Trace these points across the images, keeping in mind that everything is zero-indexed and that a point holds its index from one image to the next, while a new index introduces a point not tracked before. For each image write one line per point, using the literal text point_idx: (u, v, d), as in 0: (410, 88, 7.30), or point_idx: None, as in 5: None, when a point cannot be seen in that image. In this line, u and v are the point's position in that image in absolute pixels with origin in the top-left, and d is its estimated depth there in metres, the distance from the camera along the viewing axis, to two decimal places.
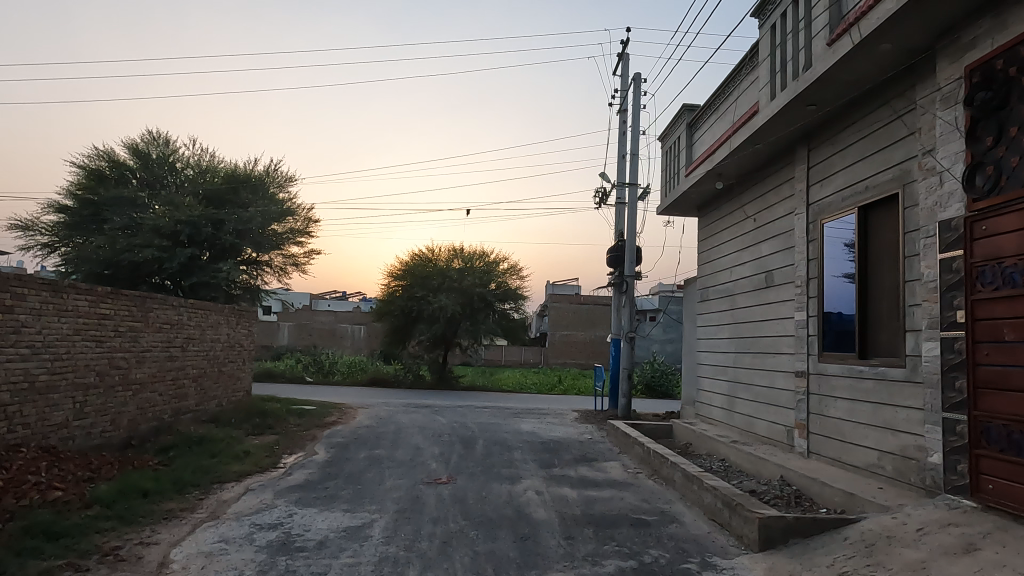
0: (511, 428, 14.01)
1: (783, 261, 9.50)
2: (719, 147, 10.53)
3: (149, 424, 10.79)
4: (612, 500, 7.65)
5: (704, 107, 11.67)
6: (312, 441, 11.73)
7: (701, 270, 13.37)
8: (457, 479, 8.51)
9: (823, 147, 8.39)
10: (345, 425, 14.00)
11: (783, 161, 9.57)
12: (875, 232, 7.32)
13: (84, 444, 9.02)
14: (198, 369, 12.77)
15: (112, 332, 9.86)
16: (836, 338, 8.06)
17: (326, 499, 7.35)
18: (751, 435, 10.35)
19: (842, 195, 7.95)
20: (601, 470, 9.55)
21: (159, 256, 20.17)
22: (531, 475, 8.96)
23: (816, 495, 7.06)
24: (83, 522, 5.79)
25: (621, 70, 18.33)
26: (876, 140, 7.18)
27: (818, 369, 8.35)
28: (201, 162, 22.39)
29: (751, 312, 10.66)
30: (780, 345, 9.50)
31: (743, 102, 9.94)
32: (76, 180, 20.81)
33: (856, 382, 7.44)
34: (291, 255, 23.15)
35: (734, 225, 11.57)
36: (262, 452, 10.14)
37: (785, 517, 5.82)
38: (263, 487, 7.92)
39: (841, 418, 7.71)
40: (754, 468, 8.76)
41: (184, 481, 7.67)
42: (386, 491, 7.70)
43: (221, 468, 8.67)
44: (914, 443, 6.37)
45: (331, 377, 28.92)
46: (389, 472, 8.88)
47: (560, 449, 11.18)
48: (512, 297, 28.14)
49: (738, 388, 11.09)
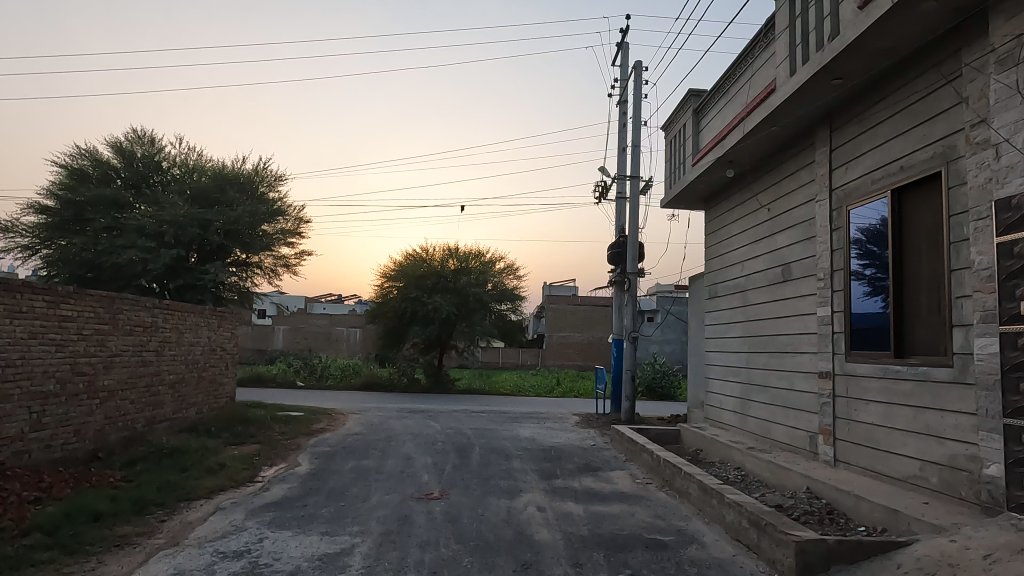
0: (511, 434, 13.23)
1: (802, 253, 8.78)
2: (730, 132, 9.80)
3: (120, 435, 10.02)
4: (622, 517, 6.90)
5: (713, 90, 10.97)
6: (296, 450, 10.96)
7: (709, 266, 12.65)
8: (451, 493, 7.74)
9: (849, 126, 7.67)
10: (333, 432, 13.24)
11: (802, 144, 8.83)
12: (912, 218, 6.59)
13: (41, 458, 8.24)
14: (175, 374, 12.00)
15: (75, 335, 9.10)
16: (866, 335, 7.32)
17: (303, 519, 6.58)
18: (768, 441, 9.62)
19: (870, 178, 7.23)
20: (607, 481, 8.81)
21: (144, 257, 19.28)
22: (531, 487, 8.18)
23: (851, 510, 6.32)
24: (14, 554, 5.03)
25: (621, 59, 17.63)
26: (912, 114, 6.47)
27: (845, 369, 7.63)
28: (188, 161, 21.62)
29: (766, 309, 9.94)
30: (800, 344, 8.76)
31: (756, 82, 9.21)
32: (58, 180, 20.00)
33: (892, 383, 6.71)
34: (281, 256, 22.35)
35: (746, 215, 10.82)
36: (239, 464, 9.36)
37: (825, 540, 5.09)
38: (235, 505, 7.15)
39: (874, 423, 6.97)
40: (775, 479, 8.00)
41: (146, 501, 6.90)
42: (371, 510, 6.91)
43: (191, 484, 7.88)
44: (965, 452, 5.64)
45: (324, 381, 28.06)
46: (376, 486, 8.09)
47: (561, 458, 10.41)
48: (508, 298, 27.42)
49: (752, 391, 10.35)
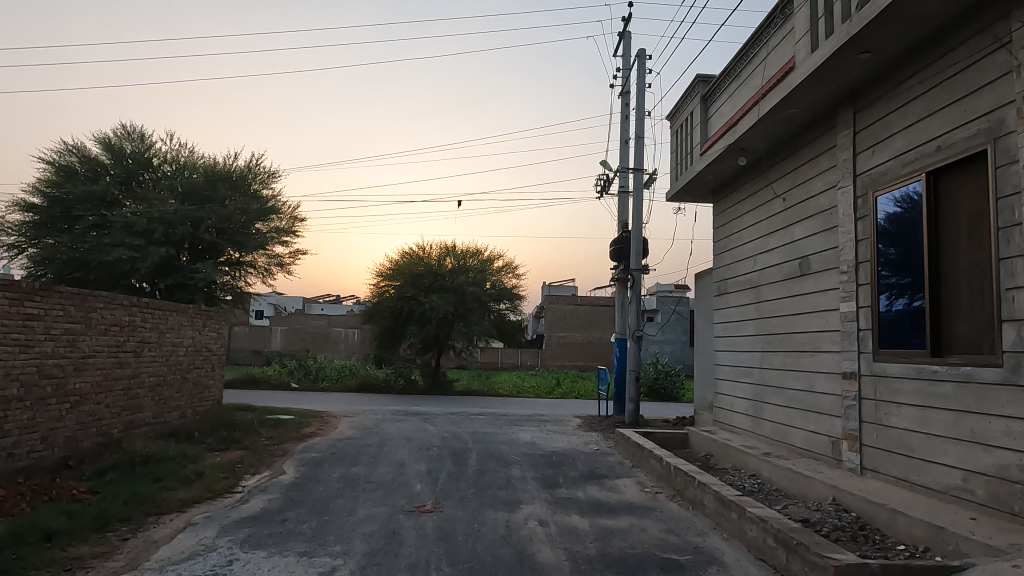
0: (510, 438, 12.62)
1: (821, 245, 8.19)
2: (744, 116, 9.19)
3: (93, 442, 9.41)
4: (632, 532, 6.29)
5: (723, 74, 10.37)
6: (283, 457, 10.33)
7: (717, 260, 12.03)
8: (445, 506, 7.12)
9: (877, 104, 7.05)
10: (324, 437, 12.64)
11: (822, 127, 8.23)
12: (950, 202, 6.00)
13: (2, 468, 7.63)
14: (156, 376, 11.38)
15: (42, 335, 8.47)
16: (894, 332, 6.71)
17: (280, 536, 5.97)
18: (785, 446, 9.01)
19: (900, 160, 6.64)
20: (613, 490, 8.18)
21: (132, 255, 18.63)
22: (532, 498, 7.56)
23: (887, 526, 5.71)
24: None
25: (623, 48, 17.02)
26: (954, 89, 5.90)
27: (872, 370, 7.02)
28: (179, 157, 20.96)
29: (781, 305, 9.33)
30: (821, 342, 8.16)
31: (771, 62, 8.61)
32: (44, 176, 19.40)
33: (928, 385, 6.11)
34: (275, 255, 21.70)
35: (759, 206, 10.18)
36: (219, 473, 8.73)
37: (868, 564, 4.49)
38: (208, 520, 6.53)
39: (908, 428, 6.36)
40: (796, 488, 7.39)
41: (110, 516, 6.29)
42: (356, 525, 6.30)
43: (163, 496, 7.27)
44: (1017, 462, 5.05)
45: (319, 383, 27.41)
46: (364, 498, 7.47)
47: (564, 464, 9.80)
48: (508, 298, 26.75)
49: (766, 393, 9.74)
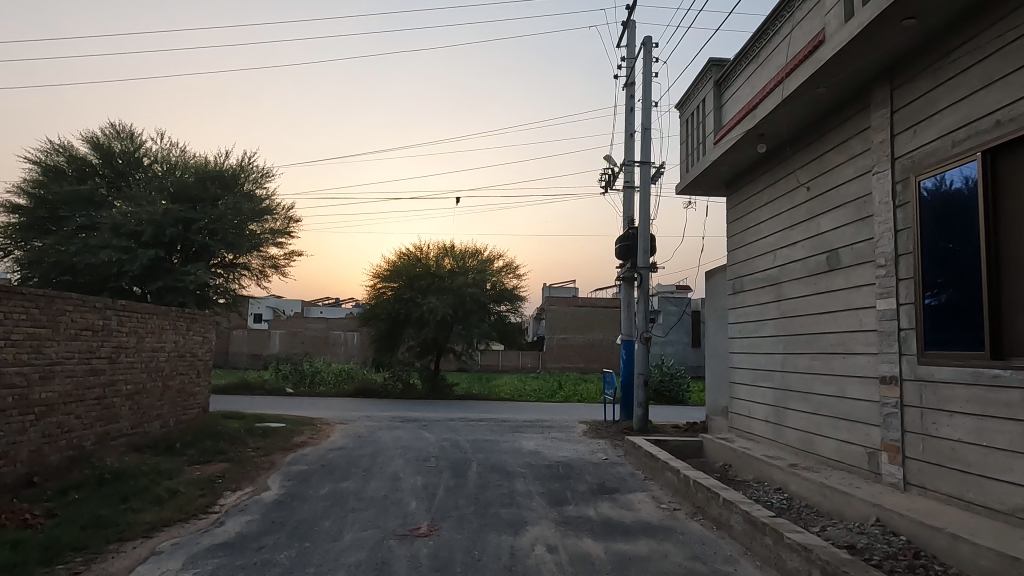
0: (512, 446, 11.89)
1: (853, 237, 7.48)
2: (765, 99, 8.49)
3: (62, 456, 8.69)
4: (654, 559, 5.57)
5: (740, 55, 9.67)
6: (268, 470, 9.60)
7: (731, 256, 11.32)
8: (442, 529, 6.38)
9: (919, 80, 6.35)
10: (314, 447, 11.91)
11: (853, 108, 7.53)
12: (1010, 182, 5.26)
13: None
14: (134, 384, 10.66)
15: (3, 340, 7.74)
16: (941, 330, 5.97)
17: (253, 569, 5.24)
18: (812, 457, 8.30)
19: (948, 138, 5.93)
20: (626, 507, 7.46)
21: (120, 257, 17.93)
22: (539, 518, 6.83)
23: (948, 554, 4.99)
24: None
25: (628, 37, 16.32)
26: (1017, 55, 5.20)
27: (917, 374, 6.28)
28: (170, 156, 20.17)
29: (806, 303, 8.62)
30: (854, 343, 7.44)
31: (795, 39, 7.90)
32: (31, 176, 18.71)
33: (987, 391, 5.38)
34: (269, 256, 20.87)
35: (779, 196, 9.48)
36: (196, 490, 8.01)
37: None
38: (175, 549, 5.80)
39: (963, 441, 5.63)
40: (832, 506, 6.66)
41: (63, 545, 5.58)
42: (340, 554, 5.58)
43: (129, 518, 6.56)
44: None
45: (316, 388, 26.70)
46: (353, 519, 6.75)
47: (571, 476, 9.07)
48: (509, 298, 26.03)
49: (790, 398, 9.03)
